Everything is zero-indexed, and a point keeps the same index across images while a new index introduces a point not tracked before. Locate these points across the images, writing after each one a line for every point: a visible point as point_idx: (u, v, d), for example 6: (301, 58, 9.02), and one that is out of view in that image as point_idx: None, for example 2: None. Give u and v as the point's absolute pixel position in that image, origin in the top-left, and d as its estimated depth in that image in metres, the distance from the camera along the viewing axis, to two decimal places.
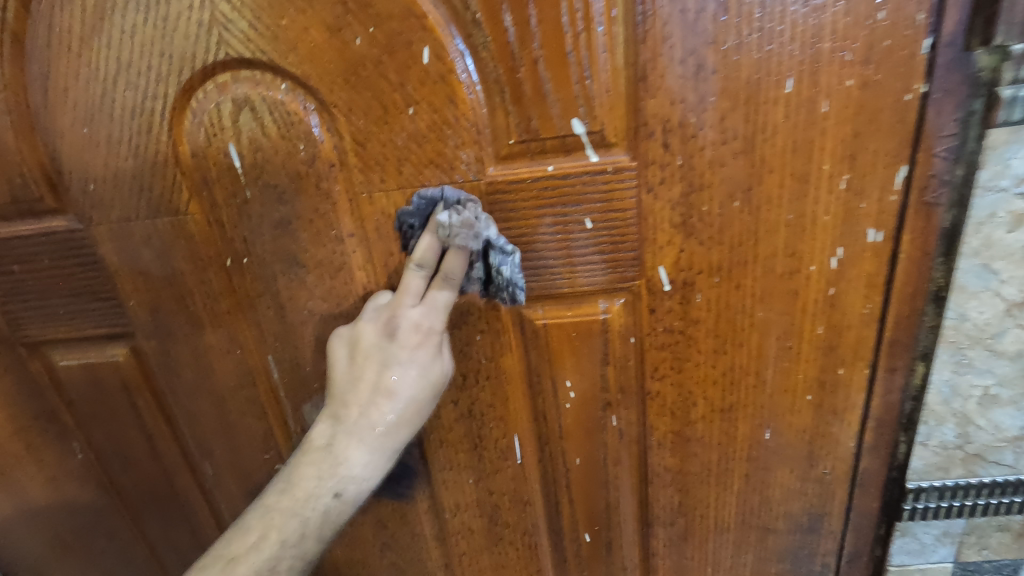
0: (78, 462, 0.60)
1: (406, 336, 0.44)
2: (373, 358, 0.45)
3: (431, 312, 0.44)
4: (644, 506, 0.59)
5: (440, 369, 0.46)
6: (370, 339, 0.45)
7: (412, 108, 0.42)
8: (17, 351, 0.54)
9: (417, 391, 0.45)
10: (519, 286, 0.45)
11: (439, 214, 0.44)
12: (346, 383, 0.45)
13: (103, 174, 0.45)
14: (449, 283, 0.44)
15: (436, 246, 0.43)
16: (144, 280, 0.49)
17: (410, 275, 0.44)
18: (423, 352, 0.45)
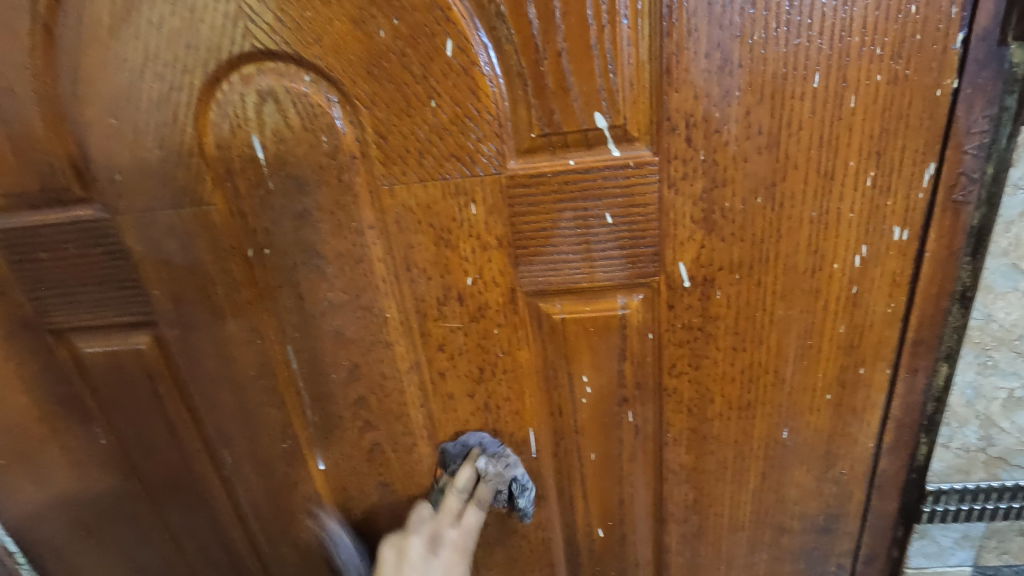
0: (101, 447, 0.61)
1: (446, 554, 0.55)
2: (418, 568, 0.55)
3: (466, 528, 0.56)
4: (658, 503, 0.59)
5: (463, 569, 0.56)
6: (415, 551, 0.55)
7: (434, 100, 0.42)
8: (44, 337, 0.55)
9: (450, 571, 0.56)
10: (528, 513, 0.58)
11: (477, 451, 0.56)
12: (401, 571, 0.55)
13: (128, 164, 0.46)
14: (483, 505, 0.55)
15: (471, 476, 0.56)
16: (168, 269, 0.50)
17: (450, 518, 0.56)
18: (455, 558, 0.56)
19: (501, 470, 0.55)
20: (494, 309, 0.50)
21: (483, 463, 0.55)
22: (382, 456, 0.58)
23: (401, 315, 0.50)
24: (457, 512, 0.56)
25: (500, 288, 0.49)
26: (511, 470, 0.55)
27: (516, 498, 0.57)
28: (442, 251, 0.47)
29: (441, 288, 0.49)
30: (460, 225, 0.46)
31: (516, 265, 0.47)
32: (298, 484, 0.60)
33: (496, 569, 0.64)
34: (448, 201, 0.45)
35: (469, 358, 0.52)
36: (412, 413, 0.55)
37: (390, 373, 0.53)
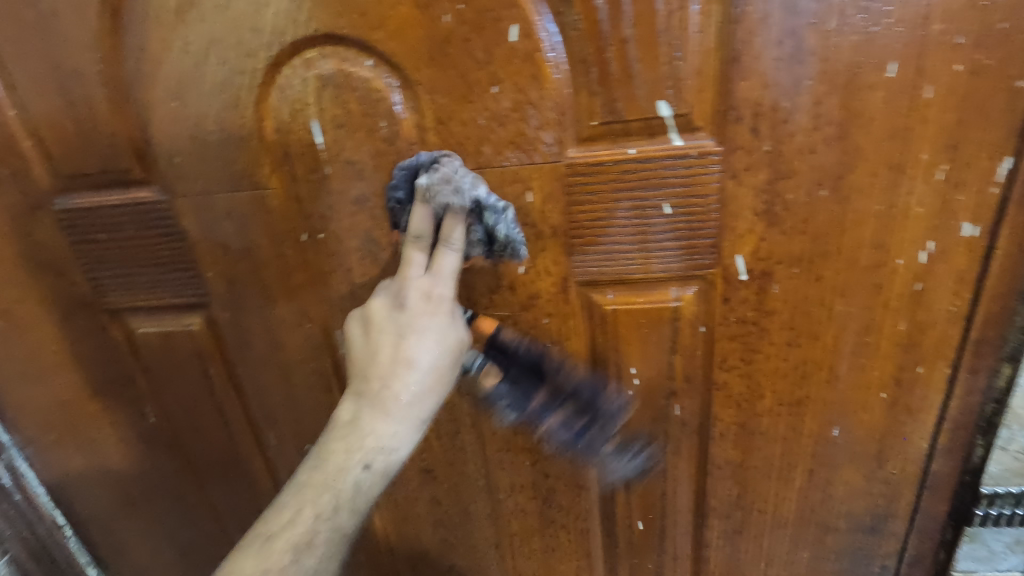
0: (150, 425, 0.62)
1: (419, 304, 0.42)
2: (393, 332, 0.42)
3: (438, 300, 0.42)
4: (701, 498, 0.58)
5: (462, 334, 0.43)
6: (382, 313, 0.43)
7: (496, 87, 0.42)
8: (99, 317, 0.56)
9: (440, 362, 0.42)
10: (518, 243, 0.44)
11: (420, 178, 0.43)
12: (374, 357, 0.42)
13: (189, 147, 0.46)
14: (455, 216, 0.41)
15: (429, 208, 0.42)
16: (223, 253, 0.51)
17: (414, 250, 0.42)
18: (433, 315, 0.42)
19: (448, 176, 0.42)
20: (545, 298, 0.49)
21: (437, 182, 0.41)
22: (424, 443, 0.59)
23: None
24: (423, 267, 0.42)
25: (553, 277, 0.48)
26: (458, 175, 0.42)
27: (491, 230, 0.43)
28: None
29: (493, 276, 0.49)
30: (516, 213, 0.46)
31: (570, 254, 0.47)
32: None
33: (534, 557, 0.65)
34: (505, 189, 0.45)
35: None
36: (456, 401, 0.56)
37: None
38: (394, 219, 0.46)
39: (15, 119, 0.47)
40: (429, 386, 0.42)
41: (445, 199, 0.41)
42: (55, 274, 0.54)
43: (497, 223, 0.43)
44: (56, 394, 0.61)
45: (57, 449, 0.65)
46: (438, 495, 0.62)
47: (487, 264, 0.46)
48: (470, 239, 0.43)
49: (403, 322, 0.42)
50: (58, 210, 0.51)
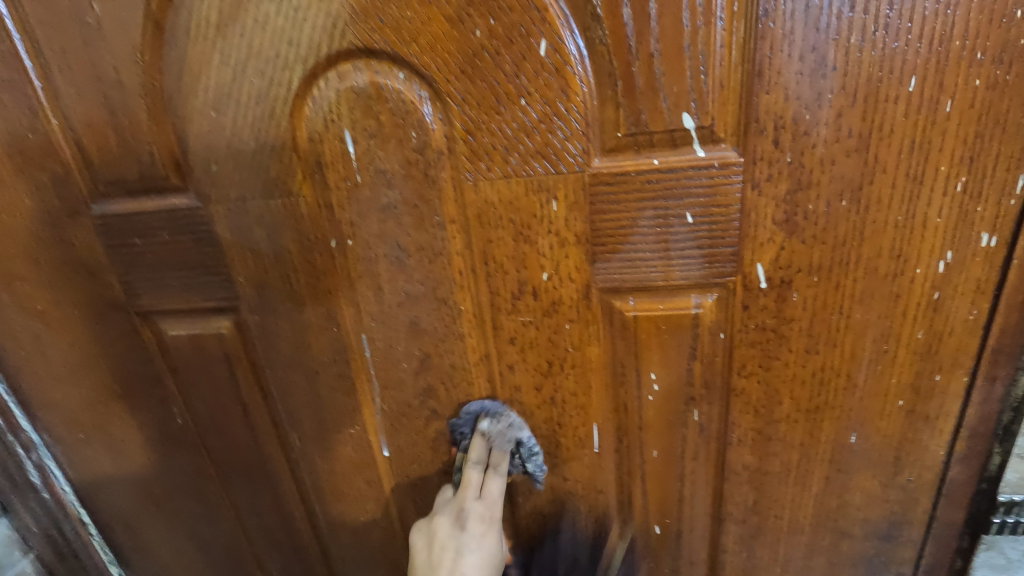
0: (176, 426, 0.64)
1: (474, 527, 0.54)
2: (453, 553, 0.54)
3: (490, 499, 0.55)
4: (718, 503, 0.59)
5: (500, 552, 0.56)
6: (443, 531, 0.55)
7: (524, 99, 0.43)
8: (130, 319, 0.57)
9: (485, 570, 0.55)
10: (540, 480, 0.60)
11: (484, 423, 0.57)
12: (437, 561, 0.54)
13: (224, 155, 0.48)
14: (505, 459, 0.56)
15: (486, 445, 0.57)
16: (253, 258, 0.52)
17: (472, 473, 0.55)
18: (487, 537, 0.55)
19: (506, 430, 0.57)
20: (568, 305, 0.50)
21: (487, 427, 0.57)
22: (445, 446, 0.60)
23: (475, 308, 0.52)
24: (479, 486, 0.55)
25: (575, 284, 0.49)
26: (515, 429, 0.57)
27: (523, 446, 0.58)
28: (521, 246, 0.48)
29: (516, 283, 0.50)
30: (540, 222, 0.47)
31: (593, 261, 0.48)
32: (362, 470, 0.62)
33: (551, 559, 0.66)
34: (530, 198, 0.46)
35: (540, 352, 0.53)
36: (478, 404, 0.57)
37: (460, 364, 0.55)
38: (455, 425, 0.58)
39: (57, 127, 0.49)
40: (481, 573, 0.54)
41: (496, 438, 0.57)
42: (90, 277, 0.55)
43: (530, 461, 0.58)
44: (87, 394, 0.63)
45: (85, 448, 0.67)
46: None
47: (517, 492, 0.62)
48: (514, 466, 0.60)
49: (460, 542, 0.54)
50: (95, 216, 0.52)
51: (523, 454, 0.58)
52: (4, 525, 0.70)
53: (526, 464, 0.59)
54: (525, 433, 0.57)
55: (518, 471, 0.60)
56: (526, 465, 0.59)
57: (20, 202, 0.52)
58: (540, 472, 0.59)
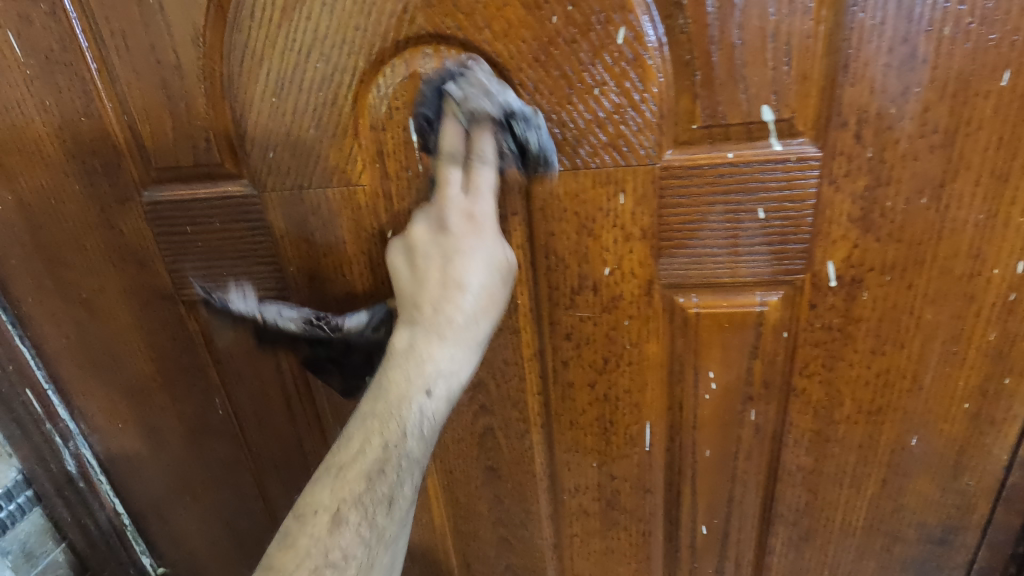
0: (216, 418, 0.63)
1: (460, 236, 0.43)
2: (439, 257, 0.43)
3: (480, 211, 0.43)
4: (769, 504, 0.58)
5: (506, 254, 0.45)
6: (427, 244, 0.44)
7: (598, 89, 0.42)
8: (176, 308, 0.56)
9: (489, 279, 0.44)
10: (549, 177, 0.45)
11: (453, 91, 0.42)
12: (423, 278, 0.44)
13: (283, 143, 0.47)
14: (502, 95, 0.42)
15: (459, 127, 0.42)
16: (307, 247, 0.51)
17: (450, 172, 0.43)
18: (484, 228, 0.44)
19: (477, 95, 0.42)
20: (628, 300, 0.49)
21: (462, 96, 0.41)
22: (491, 442, 0.59)
23: (533, 302, 0.51)
24: (463, 178, 0.43)
25: (638, 279, 0.48)
26: (493, 92, 0.42)
27: (521, 133, 0.43)
28: (584, 240, 0.47)
29: (577, 277, 0.49)
30: (606, 215, 0.46)
31: (658, 257, 0.47)
32: None
33: (592, 558, 0.65)
34: (597, 190, 0.45)
35: (596, 348, 0.52)
36: (529, 401, 0.56)
37: (513, 359, 0.54)
38: (421, 129, 0.45)
39: (111, 111, 0.48)
40: (483, 304, 0.44)
41: (472, 104, 0.41)
42: (137, 265, 0.54)
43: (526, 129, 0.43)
44: (128, 384, 0.62)
45: (123, 438, 0.66)
46: (502, 493, 0.62)
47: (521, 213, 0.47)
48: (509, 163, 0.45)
49: (447, 243, 0.43)
50: (146, 202, 0.51)
51: (519, 148, 0.43)
52: (36, 517, 0.70)
53: (523, 148, 0.44)
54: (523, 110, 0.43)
55: (512, 167, 0.45)
56: (527, 164, 0.44)
57: (70, 187, 0.51)
58: (542, 163, 0.44)
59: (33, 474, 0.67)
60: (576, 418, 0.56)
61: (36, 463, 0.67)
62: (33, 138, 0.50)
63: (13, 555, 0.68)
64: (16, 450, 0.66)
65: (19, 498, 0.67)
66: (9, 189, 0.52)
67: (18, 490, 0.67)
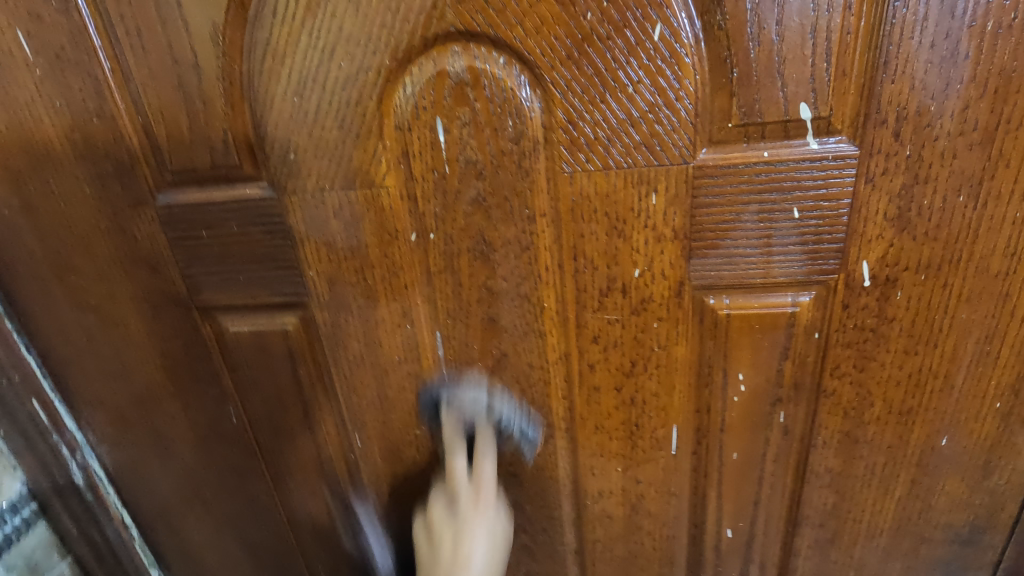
0: (229, 427, 0.61)
1: (469, 508, 0.53)
2: (453, 526, 0.53)
3: (483, 501, 0.53)
4: (795, 506, 0.58)
5: (504, 526, 0.55)
6: (441, 516, 0.54)
7: (632, 87, 0.41)
8: (189, 315, 0.55)
9: (491, 557, 0.52)
10: (528, 451, 0.58)
11: (450, 411, 0.55)
12: (437, 559, 0.52)
13: (305, 143, 0.46)
14: (489, 444, 0.55)
15: (460, 419, 0.55)
16: (328, 251, 0.50)
17: (457, 457, 0.54)
18: (486, 497, 0.53)
19: (470, 404, 0.55)
20: (657, 302, 0.49)
21: (465, 400, 0.55)
22: (514, 448, 0.58)
23: (559, 305, 0.50)
24: (468, 488, 0.54)
25: (668, 281, 0.48)
26: (484, 404, 0.55)
27: (508, 423, 0.56)
28: (613, 241, 0.47)
29: (606, 279, 0.48)
30: (637, 215, 0.45)
31: (689, 258, 0.46)
32: (426, 472, 0.61)
33: (615, 563, 0.64)
34: (629, 190, 0.44)
35: (623, 351, 0.51)
36: (554, 405, 0.55)
37: (539, 363, 0.53)
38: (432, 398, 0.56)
39: (124, 111, 0.46)
40: (489, 568, 0.52)
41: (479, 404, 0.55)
42: (150, 270, 0.53)
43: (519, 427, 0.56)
44: (138, 393, 0.60)
45: (133, 448, 0.64)
46: (524, 499, 0.61)
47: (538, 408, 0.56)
48: (505, 444, 0.58)
49: (459, 513, 0.53)
50: (159, 206, 0.50)
51: (510, 429, 0.56)
52: (42, 531, 0.68)
53: (510, 434, 0.57)
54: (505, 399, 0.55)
55: (504, 446, 0.58)
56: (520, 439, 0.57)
57: (80, 191, 0.50)
58: (529, 435, 0.57)
59: (38, 486, 0.66)
60: (601, 423, 0.55)
61: (41, 475, 0.65)
62: (42, 140, 0.48)
63: (17, 571, 0.66)
64: (21, 462, 0.65)
65: (24, 511, 0.66)
66: (15, 193, 0.50)
67: (23, 503, 0.66)
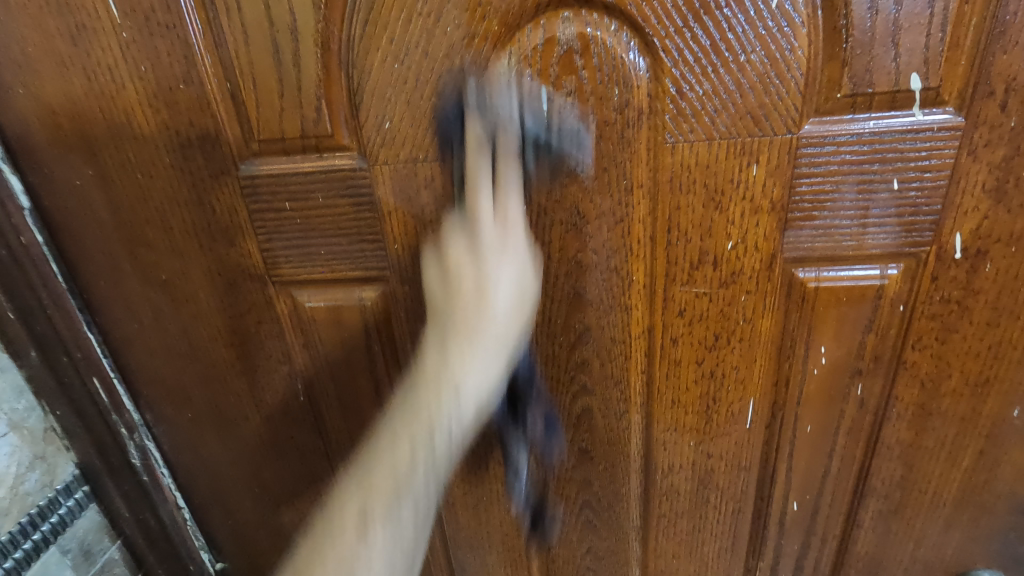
0: (295, 405, 0.60)
1: (493, 245, 0.43)
2: (470, 279, 0.43)
3: (510, 221, 0.44)
4: (863, 478, 0.59)
5: (534, 271, 0.46)
6: (459, 248, 0.44)
7: (743, 57, 0.41)
8: (264, 290, 0.54)
9: (516, 310, 0.45)
10: (575, 147, 0.45)
11: (472, 100, 0.43)
12: (455, 291, 0.44)
13: (401, 112, 0.45)
14: (516, 154, 0.42)
15: (487, 120, 0.42)
16: (415, 224, 0.49)
17: (481, 178, 0.43)
18: (513, 240, 0.44)
19: (504, 90, 0.42)
20: (747, 275, 0.49)
21: (489, 103, 0.42)
22: (589, 423, 0.58)
23: (648, 278, 0.50)
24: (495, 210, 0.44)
25: (760, 253, 0.48)
26: (515, 89, 0.43)
27: (545, 137, 0.44)
28: (709, 213, 0.47)
29: (698, 251, 0.48)
30: (736, 186, 0.45)
31: (783, 230, 0.47)
32: (496, 448, 0.61)
33: (678, 538, 0.65)
34: (730, 161, 0.45)
35: (708, 324, 0.52)
36: (632, 379, 0.55)
37: (621, 337, 0.53)
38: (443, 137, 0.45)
39: (212, 78, 0.45)
40: (512, 317, 0.44)
41: (500, 117, 0.42)
42: (227, 243, 0.52)
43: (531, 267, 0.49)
44: (203, 370, 0.59)
45: (194, 428, 0.63)
46: (592, 474, 0.62)
47: (616, 385, 0.56)
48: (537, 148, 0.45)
49: (479, 254, 0.43)
50: (242, 176, 0.48)
51: (552, 142, 0.44)
52: (94, 514, 0.66)
53: (556, 145, 0.44)
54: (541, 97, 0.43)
55: (538, 162, 0.45)
56: (562, 156, 0.45)
57: (160, 161, 0.48)
58: (582, 146, 0.45)
59: (91, 466, 0.64)
60: (678, 397, 0.56)
61: (95, 454, 0.63)
62: (122, 106, 0.46)
63: (72, 554, 0.64)
64: (73, 442, 0.63)
65: (77, 493, 0.64)
66: (90, 162, 0.49)
67: (77, 484, 0.64)
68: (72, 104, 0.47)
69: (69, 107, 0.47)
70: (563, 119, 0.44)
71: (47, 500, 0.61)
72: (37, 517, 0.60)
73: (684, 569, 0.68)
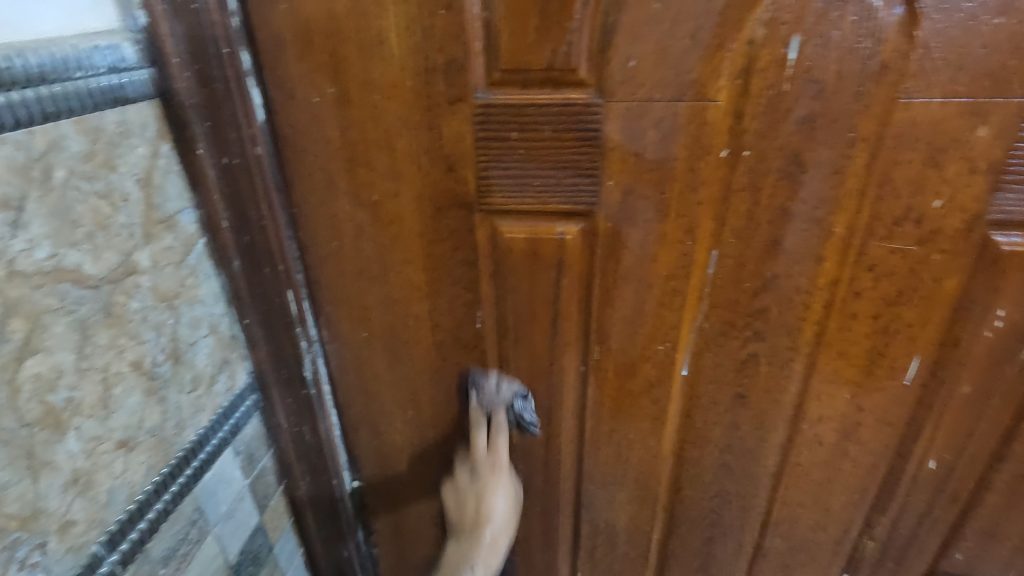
0: (471, 331, 0.64)
1: (487, 474, 0.67)
2: (474, 499, 0.67)
3: (499, 462, 0.67)
4: (1005, 441, 0.62)
5: (515, 488, 0.69)
6: (464, 480, 0.69)
7: (1000, 17, 0.43)
8: (470, 217, 0.57)
9: (506, 509, 0.67)
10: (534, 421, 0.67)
11: (476, 393, 0.66)
12: (464, 512, 0.67)
13: (651, 50, 0.47)
14: (501, 424, 0.66)
15: (482, 406, 0.67)
16: (635, 162, 0.52)
17: (479, 430, 0.66)
18: (498, 484, 0.67)
19: (496, 392, 0.66)
20: (946, 235, 0.52)
21: (486, 391, 0.66)
22: (752, 369, 0.62)
23: (848, 231, 0.53)
24: (487, 445, 0.66)
25: (965, 213, 0.51)
26: (505, 389, 0.66)
27: (519, 410, 0.67)
28: (925, 171, 0.49)
29: (904, 208, 0.51)
30: (960, 145, 0.48)
31: (993, 192, 0.49)
32: (655, 387, 0.65)
33: (807, 488, 0.69)
34: (960, 122, 0.47)
35: (895, 279, 0.54)
36: (806, 329, 0.59)
37: (806, 287, 0.56)
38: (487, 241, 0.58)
39: (475, 5, 0.48)
40: (502, 527, 0.66)
41: (491, 395, 0.66)
42: (445, 169, 0.55)
43: (523, 411, 0.67)
44: (389, 291, 0.63)
45: (366, 346, 0.68)
46: (740, 420, 0.65)
47: (788, 332, 0.59)
48: (773, 95, 0.48)
49: (479, 482, 0.67)
50: (476, 104, 0.51)
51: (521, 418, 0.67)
52: (257, 423, 0.68)
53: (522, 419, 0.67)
54: (506, 387, 0.66)
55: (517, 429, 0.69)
56: (523, 427, 0.68)
57: (402, 84, 0.52)
58: (533, 422, 0.67)
59: (264, 375, 0.67)
60: (847, 349, 0.59)
61: (271, 366, 0.66)
62: (378, 29, 0.50)
63: (241, 458, 0.66)
64: (252, 353, 0.65)
65: (248, 401, 0.66)
66: (334, 81, 0.53)
67: (248, 393, 0.66)
68: (333, 23, 0.50)
69: (327, 26, 0.50)
70: (524, 402, 0.67)
71: (229, 403, 0.63)
72: (222, 417, 0.62)
73: (805, 518, 0.72)
